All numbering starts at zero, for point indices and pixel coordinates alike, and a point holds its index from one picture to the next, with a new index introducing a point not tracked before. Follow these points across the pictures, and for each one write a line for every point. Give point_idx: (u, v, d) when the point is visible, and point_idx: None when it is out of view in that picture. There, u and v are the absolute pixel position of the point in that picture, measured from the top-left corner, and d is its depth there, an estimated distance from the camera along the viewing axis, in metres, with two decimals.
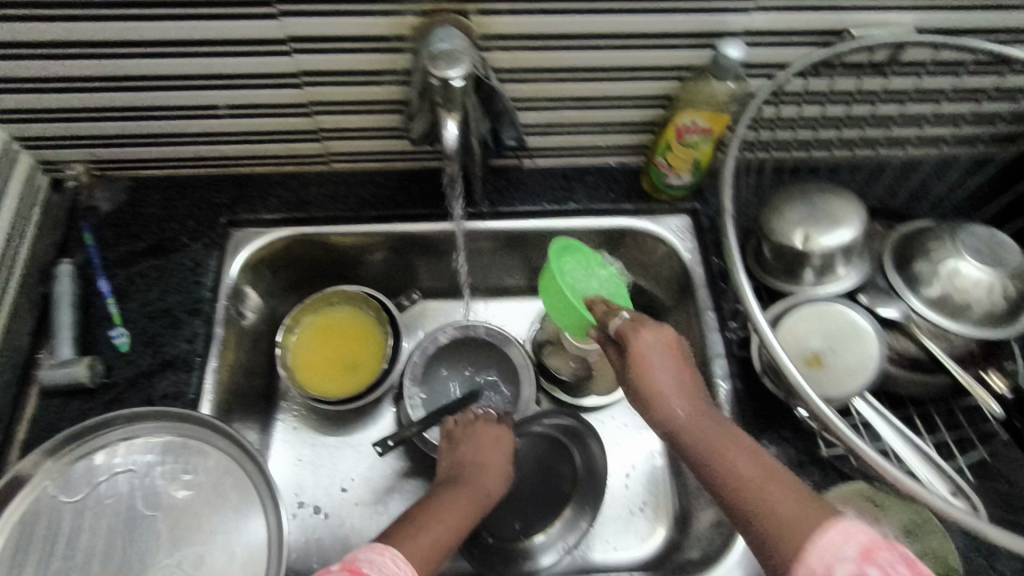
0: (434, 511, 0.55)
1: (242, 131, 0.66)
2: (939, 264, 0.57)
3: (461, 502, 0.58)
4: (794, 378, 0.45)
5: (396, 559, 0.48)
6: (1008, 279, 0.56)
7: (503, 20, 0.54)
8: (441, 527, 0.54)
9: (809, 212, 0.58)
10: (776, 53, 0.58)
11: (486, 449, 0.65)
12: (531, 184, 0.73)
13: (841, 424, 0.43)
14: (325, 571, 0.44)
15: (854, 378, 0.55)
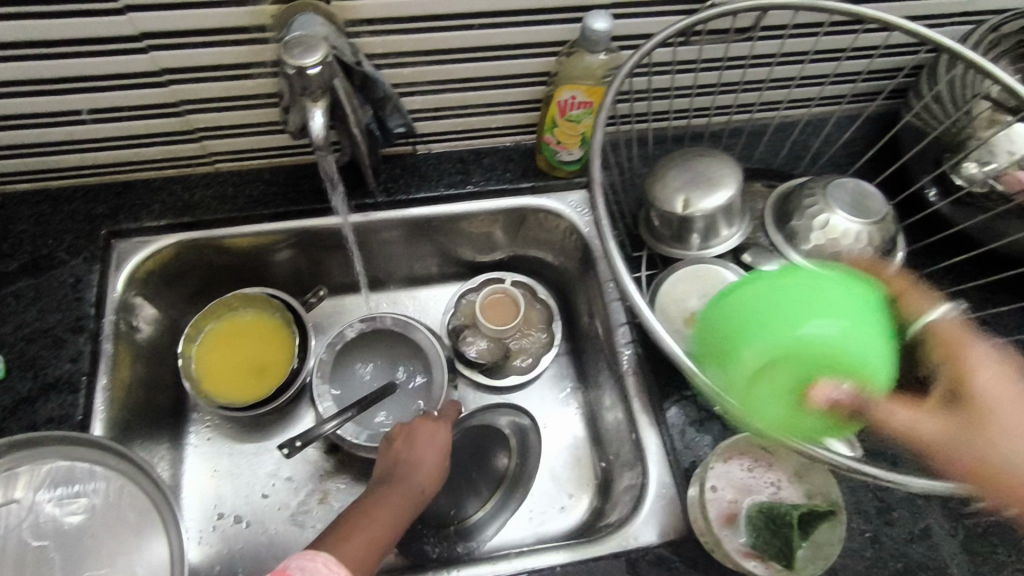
0: (367, 512, 0.53)
1: (112, 136, 0.63)
2: (811, 218, 0.60)
3: (394, 504, 0.54)
4: (662, 341, 0.46)
5: (329, 562, 0.46)
6: (874, 228, 0.59)
7: (367, 4, 0.53)
8: (373, 530, 0.52)
9: (689, 177, 0.59)
10: (645, 24, 0.59)
11: (419, 441, 0.59)
12: (427, 170, 0.72)
13: (708, 382, 0.45)
14: None
15: None
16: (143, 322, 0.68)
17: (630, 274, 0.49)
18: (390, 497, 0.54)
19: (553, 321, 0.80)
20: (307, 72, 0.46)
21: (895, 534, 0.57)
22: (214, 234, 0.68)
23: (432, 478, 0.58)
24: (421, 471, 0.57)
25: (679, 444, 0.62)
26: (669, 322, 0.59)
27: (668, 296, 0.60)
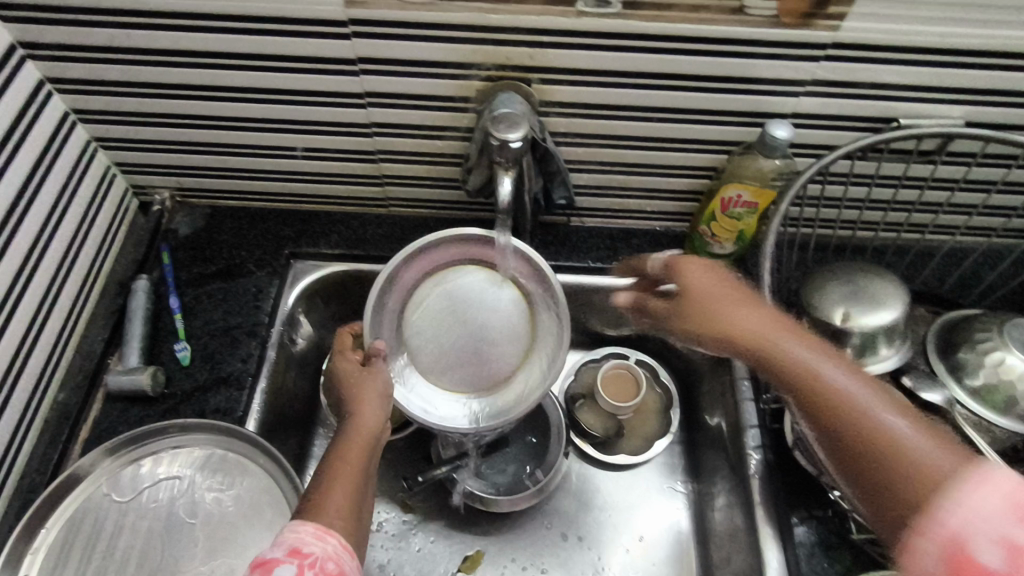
0: (334, 460, 0.48)
1: (314, 172, 0.71)
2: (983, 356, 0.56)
3: (353, 440, 0.49)
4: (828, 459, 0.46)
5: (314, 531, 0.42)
6: None
7: (563, 89, 0.58)
8: (346, 469, 0.47)
9: (850, 292, 0.59)
10: (823, 135, 0.60)
11: (361, 379, 0.55)
12: (577, 242, 0.75)
13: None
14: (266, 561, 0.39)
15: None
16: (302, 337, 0.75)
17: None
18: (343, 451, 0.48)
19: (672, 407, 0.79)
20: (509, 145, 0.51)
21: None
22: (377, 269, 0.75)
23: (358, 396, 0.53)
24: (360, 424, 0.51)
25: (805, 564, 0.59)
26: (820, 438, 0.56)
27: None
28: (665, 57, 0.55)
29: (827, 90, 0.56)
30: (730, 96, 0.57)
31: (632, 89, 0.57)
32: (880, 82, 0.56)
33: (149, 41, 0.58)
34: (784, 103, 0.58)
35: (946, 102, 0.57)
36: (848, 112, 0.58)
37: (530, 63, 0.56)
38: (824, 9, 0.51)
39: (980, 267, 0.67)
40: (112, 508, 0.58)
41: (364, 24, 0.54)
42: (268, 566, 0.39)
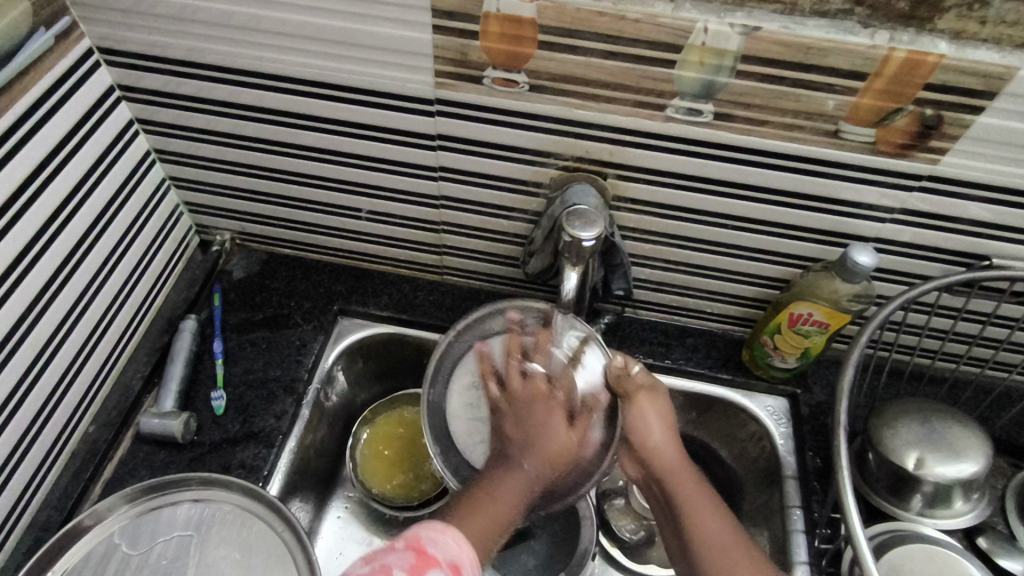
0: (490, 489, 0.53)
1: (375, 233, 0.71)
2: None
3: (502, 498, 0.52)
4: None
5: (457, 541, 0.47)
6: None
7: (638, 187, 0.57)
8: (494, 505, 0.52)
9: (927, 435, 0.54)
10: (908, 262, 0.58)
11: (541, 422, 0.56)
12: (629, 334, 0.73)
13: None
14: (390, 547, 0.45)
15: None
16: (336, 394, 0.73)
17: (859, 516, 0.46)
18: (482, 494, 0.53)
19: None
20: (581, 243, 0.50)
21: None
22: (422, 337, 0.73)
23: (552, 465, 0.55)
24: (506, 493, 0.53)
25: None
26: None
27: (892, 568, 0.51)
28: (748, 169, 0.53)
29: (917, 220, 0.54)
30: (812, 213, 0.55)
31: (710, 195, 0.56)
32: (975, 219, 0.53)
33: (240, 97, 0.60)
34: (869, 227, 0.55)
35: None
36: (937, 243, 0.55)
37: (610, 158, 0.55)
38: (924, 142, 0.48)
39: None
40: (119, 557, 0.55)
41: (449, 105, 0.54)
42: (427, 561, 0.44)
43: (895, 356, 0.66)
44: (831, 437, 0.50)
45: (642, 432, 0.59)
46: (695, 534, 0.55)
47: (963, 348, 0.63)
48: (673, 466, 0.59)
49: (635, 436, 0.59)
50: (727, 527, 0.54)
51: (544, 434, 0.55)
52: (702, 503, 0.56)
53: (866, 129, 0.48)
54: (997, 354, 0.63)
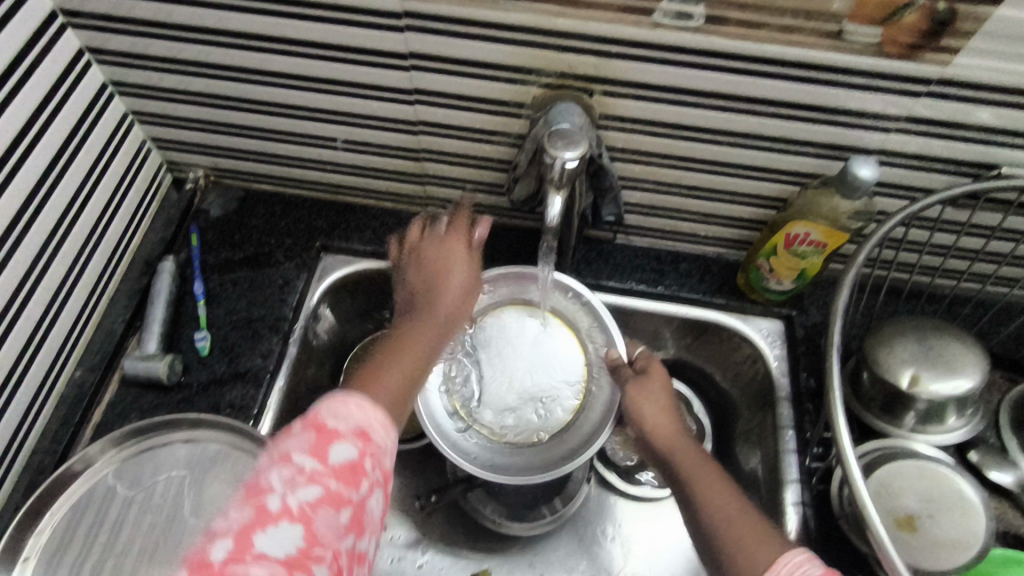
0: (403, 347, 0.49)
1: (353, 165, 0.68)
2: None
3: (416, 340, 0.50)
4: (885, 544, 0.42)
5: (362, 407, 0.38)
6: None
7: (627, 104, 0.53)
8: (407, 361, 0.47)
9: (922, 353, 0.53)
10: (911, 175, 0.55)
11: (444, 265, 0.55)
12: (620, 259, 0.71)
13: None
14: (287, 432, 0.36)
15: (953, 554, 0.49)
16: (325, 332, 0.72)
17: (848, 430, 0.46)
18: (403, 340, 0.49)
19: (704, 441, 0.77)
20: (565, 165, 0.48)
21: None
22: None
23: (442, 314, 0.52)
24: (432, 310, 0.52)
25: None
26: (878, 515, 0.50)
27: (882, 486, 0.51)
28: (743, 79, 0.49)
29: (924, 129, 0.51)
30: (813, 126, 0.52)
31: (703, 110, 0.53)
32: (986, 125, 0.50)
33: (195, 19, 0.55)
34: (873, 139, 0.52)
35: None
36: (944, 154, 0.52)
37: (595, 73, 0.51)
38: (935, 41, 0.45)
39: None
40: (116, 497, 0.56)
41: (420, 18, 0.50)
42: (274, 465, 0.34)
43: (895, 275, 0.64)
44: (825, 361, 0.49)
45: (647, 403, 0.57)
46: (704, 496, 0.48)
47: (965, 264, 0.61)
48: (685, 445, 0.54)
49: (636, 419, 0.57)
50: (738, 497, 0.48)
51: (449, 272, 0.55)
52: (705, 468, 0.51)
53: (872, 29, 0.44)
54: (999, 269, 0.61)
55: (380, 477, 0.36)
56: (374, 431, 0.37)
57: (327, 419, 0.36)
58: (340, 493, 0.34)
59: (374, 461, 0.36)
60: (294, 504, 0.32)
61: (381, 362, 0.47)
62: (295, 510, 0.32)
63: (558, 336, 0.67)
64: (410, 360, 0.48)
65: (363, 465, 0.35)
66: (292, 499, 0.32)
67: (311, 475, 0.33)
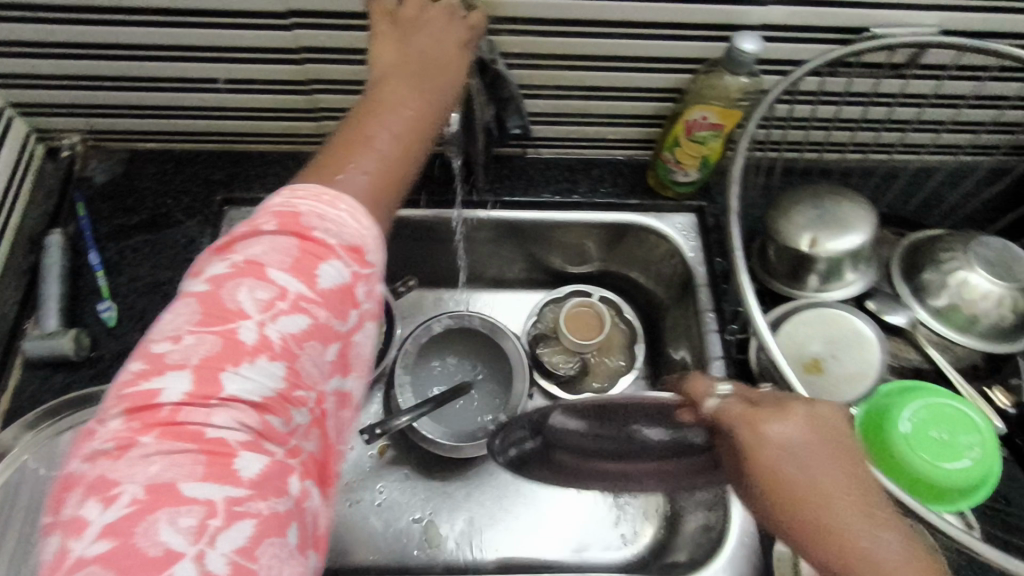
0: (372, 116, 0.41)
1: (241, 107, 0.65)
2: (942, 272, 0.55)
3: (404, 97, 0.43)
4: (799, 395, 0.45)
5: (348, 213, 0.36)
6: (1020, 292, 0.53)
7: (512, 3, 0.52)
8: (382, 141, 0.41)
9: (818, 216, 0.56)
10: (793, 49, 0.56)
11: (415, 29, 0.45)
12: (532, 173, 0.72)
13: None
14: (252, 231, 0.34)
15: (853, 386, 0.54)
16: None
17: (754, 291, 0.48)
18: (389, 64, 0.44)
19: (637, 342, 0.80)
20: None
21: None
22: None
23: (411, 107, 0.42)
24: (413, 53, 0.44)
25: None
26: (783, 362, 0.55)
27: (789, 338, 0.56)
28: None
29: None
30: (696, 7, 0.53)
31: (588, 1, 0.52)
32: None
33: None
34: (754, 13, 0.53)
35: (925, 9, 0.53)
36: (819, 23, 0.54)
37: None
38: None
39: (946, 187, 0.66)
40: (40, 480, 0.53)
41: None
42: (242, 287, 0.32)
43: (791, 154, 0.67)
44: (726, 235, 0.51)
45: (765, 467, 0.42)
46: None
47: (849, 135, 0.65)
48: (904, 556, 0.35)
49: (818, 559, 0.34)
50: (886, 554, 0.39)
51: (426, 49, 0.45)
52: None
53: None
54: (879, 135, 0.65)
55: (366, 309, 0.36)
56: (369, 254, 0.36)
57: (313, 229, 0.34)
58: (324, 328, 0.33)
59: (361, 287, 0.35)
60: (273, 339, 0.32)
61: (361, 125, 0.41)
62: (276, 342, 0.32)
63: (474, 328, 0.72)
64: (392, 144, 0.41)
65: (352, 292, 0.35)
66: (272, 330, 0.32)
67: (299, 300, 0.33)
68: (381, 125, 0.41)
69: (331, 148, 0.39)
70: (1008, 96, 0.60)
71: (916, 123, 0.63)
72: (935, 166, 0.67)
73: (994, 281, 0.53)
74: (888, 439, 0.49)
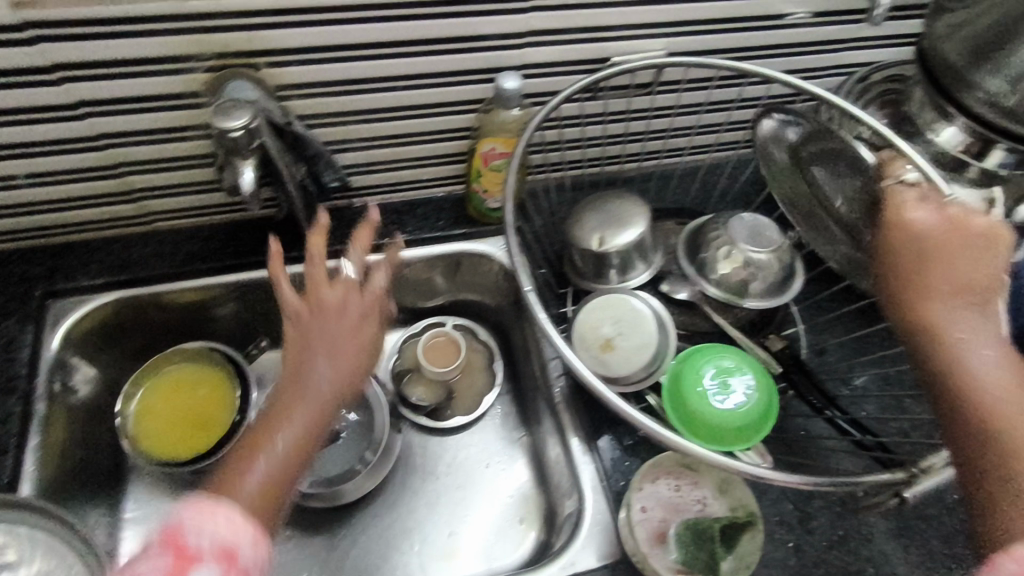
0: (293, 378, 0.54)
1: (49, 199, 0.65)
2: (718, 249, 0.64)
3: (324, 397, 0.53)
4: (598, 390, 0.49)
5: (223, 518, 0.44)
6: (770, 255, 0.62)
7: (292, 71, 0.58)
8: (305, 412, 0.52)
9: (602, 220, 0.65)
10: (552, 81, 0.66)
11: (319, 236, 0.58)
12: (361, 221, 0.76)
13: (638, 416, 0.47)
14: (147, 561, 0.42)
15: (639, 358, 0.59)
16: (82, 383, 0.69)
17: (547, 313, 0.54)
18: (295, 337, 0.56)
19: (494, 359, 0.86)
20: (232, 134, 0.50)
21: (815, 542, 0.61)
22: (148, 291, 0.70)
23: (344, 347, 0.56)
24: (316, 292, 0.57)
25: (610, 470, 0.65)
26: (583, 353, 0.59)
27: (583, 328, 0.60)
28: (381, 26, 0.56)
29: (543, 38, 0.61)
30: (461, 55, 0.60)
31: (364, 60, 0.58)
32: (584, 27, 0.61)
33: None
34: (511, 56, 0.62)
35: (648, 37, 0.65)
36: (567, 57, 0.64)
37: (249, 48, 0.55)
38: None
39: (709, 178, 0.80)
40: None
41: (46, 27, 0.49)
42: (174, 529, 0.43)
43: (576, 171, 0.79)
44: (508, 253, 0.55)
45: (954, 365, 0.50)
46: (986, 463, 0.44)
47: (619, 149, 0.77)
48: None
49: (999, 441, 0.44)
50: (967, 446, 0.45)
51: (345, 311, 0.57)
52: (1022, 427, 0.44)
53: None
54: (645, 144, 0.77)
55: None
56: (244, 552, 0.43)
57: (185, 536, 0.42)
58: None
59: (249, 555, 0.43)
60: None
61: (285, 404, 0.53)
62: None
63: None
64: (306, 411, 0.52)
65: (235, 561, 0.42)
66: None
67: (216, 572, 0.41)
68: (315, 378, 0.54)
69: (240, 449, 0.51)
70: (732, 99, 0.74)
71: (670, 131, 0.76)
72: (694, 164, 0.81)
73: (750, 250, 0.62)
74: (680, 395, 0.58)
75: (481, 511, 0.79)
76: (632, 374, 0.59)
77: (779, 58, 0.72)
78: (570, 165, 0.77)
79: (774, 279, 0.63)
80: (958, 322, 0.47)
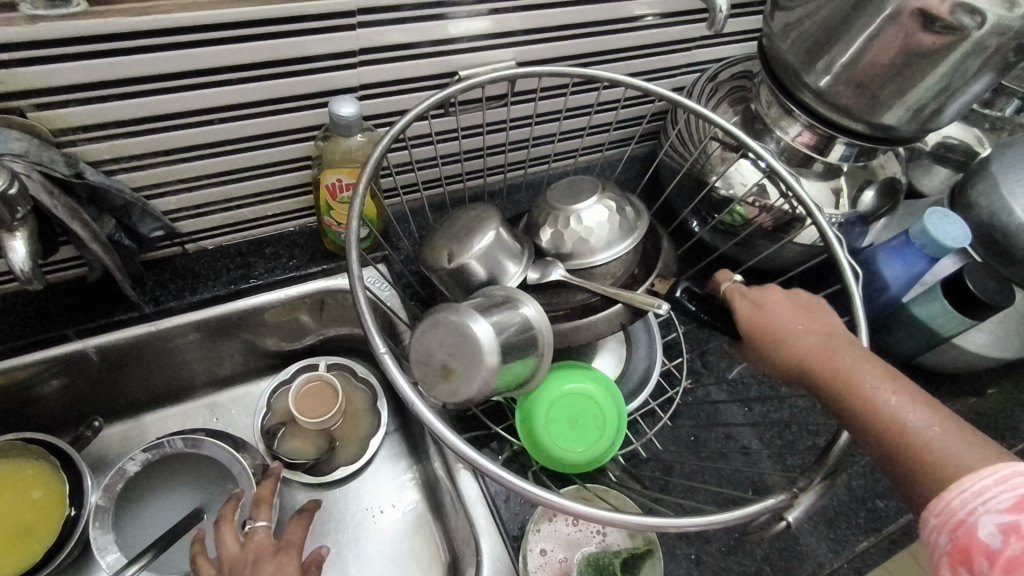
0: None
1: None
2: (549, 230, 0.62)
3: None
4: (483, 465, 0.44)
5: None
6: (598, 204, 0.61)
7: (72, 111, 0.48)
8: None
9: (453, 234, 0.61)
10: (396, 100, 0.61)
11: (229, 523, 0.58)
12: (199, 269, 0.67)
13: (523, 486, 0.43)
14: None
15: (477, 368, 0.51)
16: None
17: (406, 377, 0.47)
18: None
19: (377, 398, 0.78)
20: None
21: (713, 550, 0.61)
22: None
23: None
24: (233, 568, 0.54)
25: (504, 515, 0.61)
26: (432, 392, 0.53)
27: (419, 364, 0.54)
28: (178, 54, 0.48)
29: (379, 57, 0.56)
30: (287, 80, 0.54)
31: (165, 94, 0.50)
32: (423, 43, 0.57)
33: None
34: (346, 77, 0.56)
35: (493, 48, 0.61)
36: (411, 73, 0.59)
37: (5, 89, 0.45)
38: None
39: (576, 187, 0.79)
40: None
41: None
42: None
43: (439, 189, 0.74)
44: (359, 316, 0.49)
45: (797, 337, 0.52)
46: (881, 418, 0.44)
47: (481, 163, 0.73)
48: (904, 405, 0.44)
49: (881, 395, 0.45)
50: (885, 405, 0.45)
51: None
52: (898, 395, 0.45)
53: None
54: (508, 155, 0.74)
55: None
56: None
57: None
58: None
59: None
60: None
61: None
62: None
63: (185, 452, 0.66)
64: None
65: None
66: None
67: None
68: None
69: None
70: (590, 103, 0.72)
71: (531, 140, 0.73)
72: (560, 172, 0.80)
73: (575, 211, 0.61)
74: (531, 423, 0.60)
75: (375, 568, 0.72)
76: (491, 323, 0.52)
77: (630, 60, 0.71)
78: (430, 185, 0.73)
79: (614, 220, 0.62)
80: (789, 320, 0.53)
